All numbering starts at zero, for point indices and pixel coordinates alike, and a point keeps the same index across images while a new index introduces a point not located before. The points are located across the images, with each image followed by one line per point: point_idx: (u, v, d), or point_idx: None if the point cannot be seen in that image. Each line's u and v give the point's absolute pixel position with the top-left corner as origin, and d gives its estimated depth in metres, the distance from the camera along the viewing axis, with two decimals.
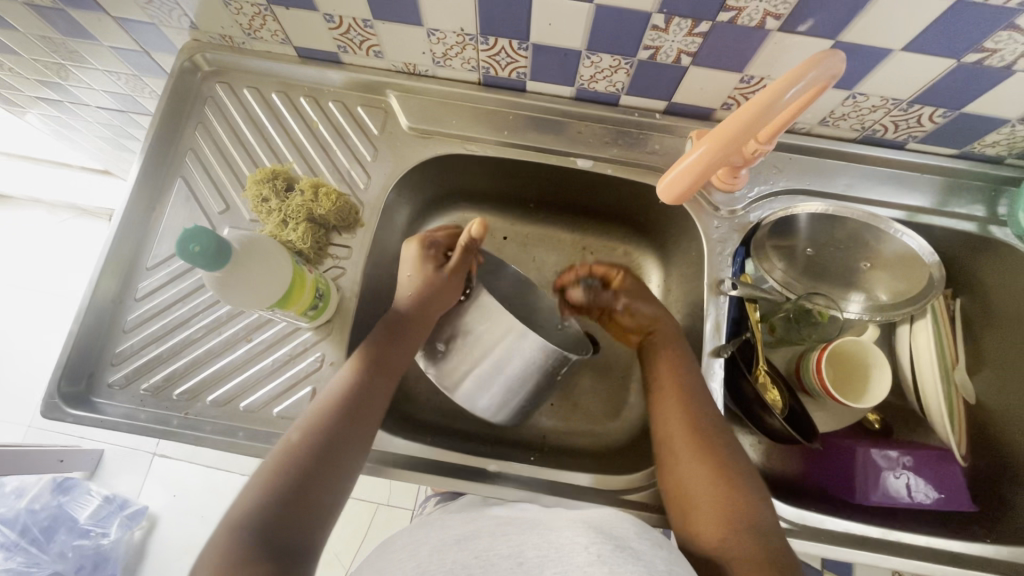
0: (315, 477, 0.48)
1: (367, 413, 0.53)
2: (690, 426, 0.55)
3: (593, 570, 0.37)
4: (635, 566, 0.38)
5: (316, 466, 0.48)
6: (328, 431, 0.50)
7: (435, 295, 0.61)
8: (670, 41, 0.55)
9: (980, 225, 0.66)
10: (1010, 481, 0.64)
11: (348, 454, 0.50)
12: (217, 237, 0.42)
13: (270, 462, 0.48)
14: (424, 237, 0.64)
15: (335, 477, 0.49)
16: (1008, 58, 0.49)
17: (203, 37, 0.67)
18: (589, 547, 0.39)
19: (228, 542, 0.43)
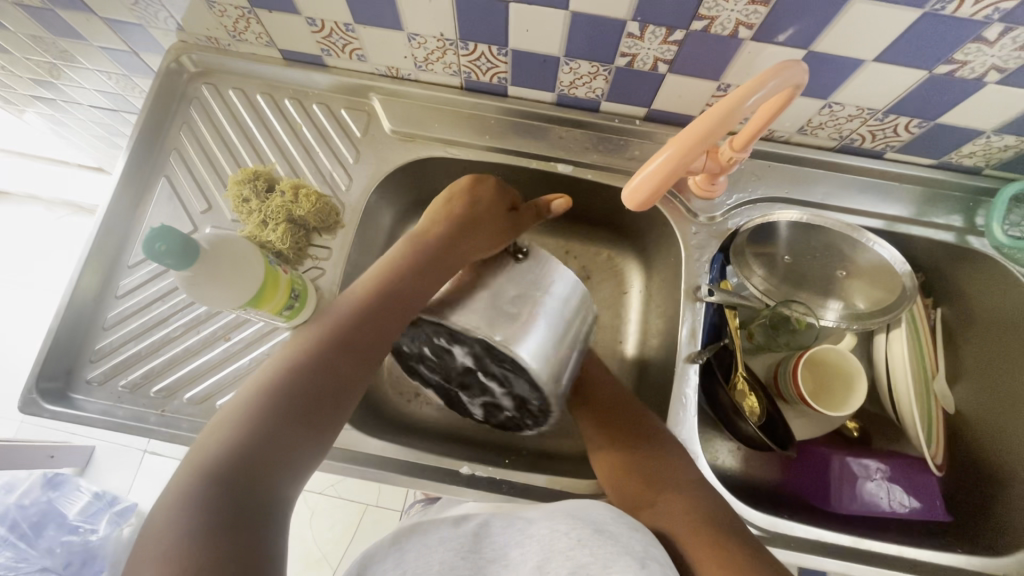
0: (275, 447, 0.44)
1: (340, 380, 0.49)
2: (633, 443, 0.57)
3: (576, 554, 0.41)
4: (615, 548, 0.42)
5: (277, 437, 0.44)
6: (316, 375, 0.47)
7: (479, 245, 0.59)
8: (646, 49, 0.55)
9: (958, 235, 0.66)
10: (987, 492, 0.64)
11: (315, 424, 0.46)
12: (184, 237, 0.41)
13: (229, 428, 0.44)
14: (503, 185, 0.63)
15: (316, 428, 0.46)
16: (979, 70, 0.50)
17: (190, 38, 0.68)
18: (569, 533, 0.44)
19: (198, 480, 0.41)
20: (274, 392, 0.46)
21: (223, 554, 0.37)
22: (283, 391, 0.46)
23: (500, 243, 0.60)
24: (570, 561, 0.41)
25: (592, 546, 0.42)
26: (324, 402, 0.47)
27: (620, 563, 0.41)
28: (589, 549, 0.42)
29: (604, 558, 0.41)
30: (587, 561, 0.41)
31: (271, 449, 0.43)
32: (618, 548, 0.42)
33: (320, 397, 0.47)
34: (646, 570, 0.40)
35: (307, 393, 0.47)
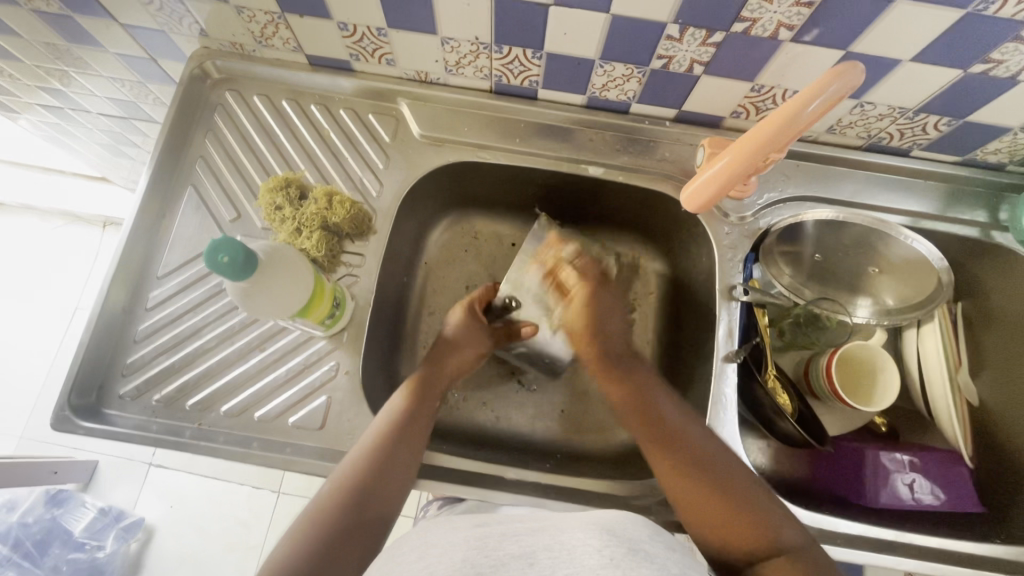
0: (369, 506, 0.52)
1: (414, 446, 0.57)
2: (711, 498, 0.52)
3: (607, 573, 0.36)
4: (646, 570, 0.37)
5: (366, 499, 0.52)
6: (401, 426, 0.57)
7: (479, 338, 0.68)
8: (683, 51, 0.55)
9: (982, 230, 0.67)
10: (1014, 481, 0.65)
11: (396, 483, 0.54)
12: (245, 248, 0.42)
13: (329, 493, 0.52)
14: (469, 299, 0.70)
15: (403, 461, 0.55)
16: (1014, 69, 0.51)
17: (213, 44, 0.67)
18: (603, 550, 0.38)
19: (327, 506, 0.51)
20: (360, 464, 0.53)
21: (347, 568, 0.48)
22: (366, 461, 0.54)
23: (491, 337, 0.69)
24: None
25: (624, 565, 0.37)
26: (403, 465, 0.55)
27: None
28: (620, 569, 0.36)
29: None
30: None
31: (365, 509, 0.51)
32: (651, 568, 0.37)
33: (396, 462, 0.55)
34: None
35: (387, 459, 0.54)
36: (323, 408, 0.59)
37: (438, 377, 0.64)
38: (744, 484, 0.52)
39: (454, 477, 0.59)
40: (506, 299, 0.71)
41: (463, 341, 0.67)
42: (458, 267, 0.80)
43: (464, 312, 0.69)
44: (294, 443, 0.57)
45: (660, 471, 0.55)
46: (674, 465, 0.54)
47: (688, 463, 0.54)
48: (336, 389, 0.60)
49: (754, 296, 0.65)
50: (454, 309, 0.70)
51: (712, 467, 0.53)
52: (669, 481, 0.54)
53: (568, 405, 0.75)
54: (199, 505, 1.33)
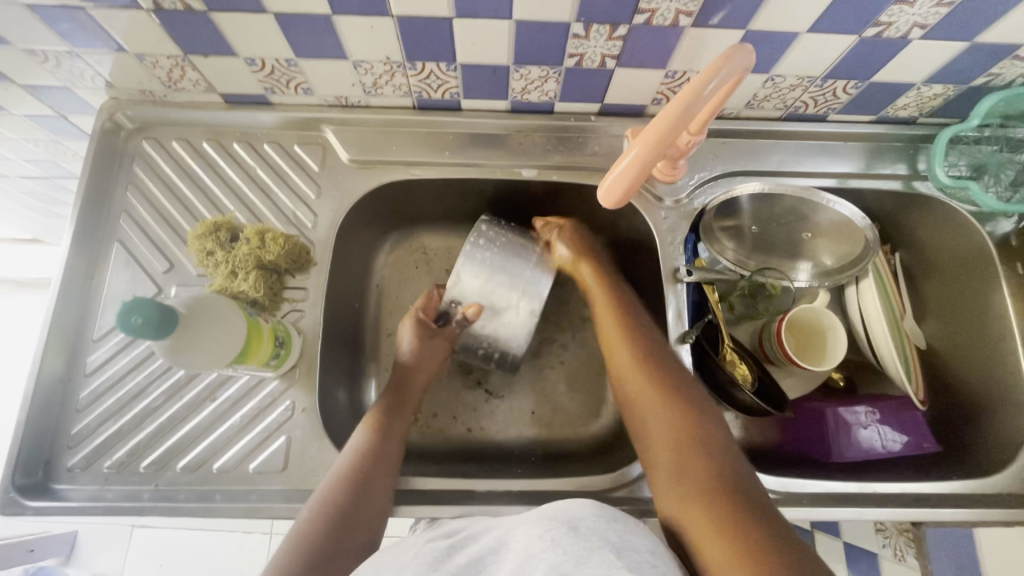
0: (351, 526, 0.51)
1: (391, 466, 0.57)
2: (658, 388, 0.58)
3: (549, 556, 0.39)
4: (589, 543, 0.40)
5: (348, 522, 0.52)
6: (375, 442, 0.58)
7: (428, 350, 0.68)
8: (592, 47, 0.56)
9: (906, 182, 0.70)
10: (966, 416, 0.68)
11: (377, 504, 0.54)
12: (160, 305, 0.41)
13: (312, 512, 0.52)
14: (415, 312, 0.70)
15: (382, 469, 0.56)
16: (903, 28, 0.53)
17: (122, 94, 0.65)
18: (543, 535, 0.41)
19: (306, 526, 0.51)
20: (339, 487, 0.53)
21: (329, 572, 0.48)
22: (346, 481, 0.54)
23: (446, 339, 0.69)
24: (543, 563, 0.38)
25: (565, 545, 0.39)
26: (382, 486, 0.55)
27: (595, 558, 0.38)
28: (561, 549, 0.39)
29: (579, 556, 0.38)
30: (561, 560, 0.38)
31: (349, 532, 0.51)
32: (596, 543, 0.40)
33: (371, 478, 0.55)
34: (625, 560, 0.39)
35: (365, 482, 0.54)
36: (283, 450, 0.58)
37: (404, 399, 0.65)
38: (704, 437, 0.54)
39: (427, 498, 0.59)
40: (449, 300, 0.68)
41: (421, 358, 0.68)
42: (410, 284, 0.79)
43: (414, 325, 0.69)
44: (257, 490, 0.56)
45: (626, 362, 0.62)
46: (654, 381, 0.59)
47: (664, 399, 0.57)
48: (295, 428, 0.59)
49: (699, 275, 0.67)
50: (404, 326, 0.69)
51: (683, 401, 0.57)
52: (625, 371, 0.61)
53: (538, 406, 0.76)
54: (189, 559, 1.29)
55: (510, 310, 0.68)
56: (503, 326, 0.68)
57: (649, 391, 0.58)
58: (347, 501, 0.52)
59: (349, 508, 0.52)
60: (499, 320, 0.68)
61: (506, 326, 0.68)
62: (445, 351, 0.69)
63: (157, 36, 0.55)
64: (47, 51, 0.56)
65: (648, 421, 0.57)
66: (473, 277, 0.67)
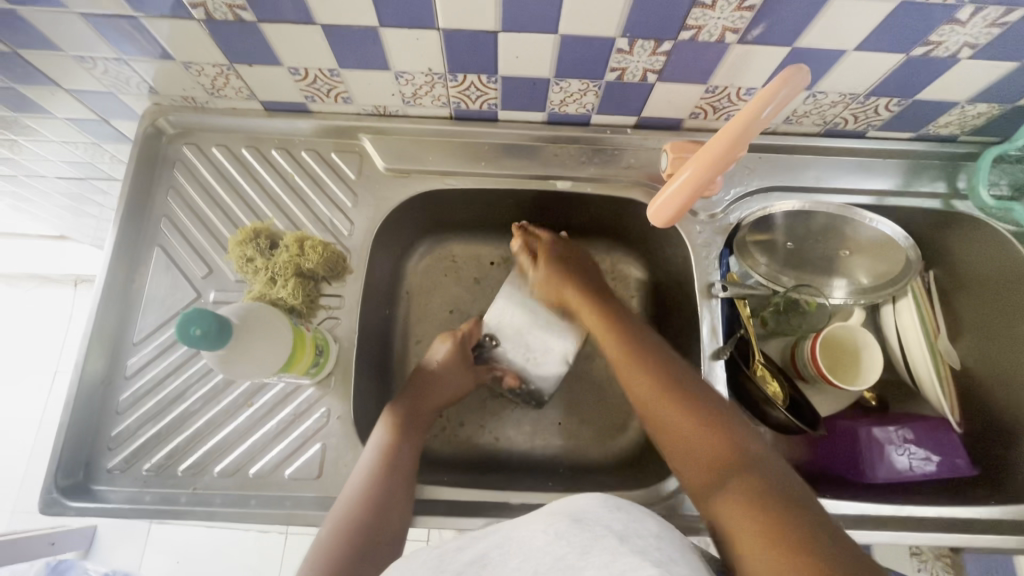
0: (372, 538, 0.51)
1: (409, 474, 0.57)
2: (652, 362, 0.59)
3: (554, 549, 0.39)
4: (593, 534, 0.40)
5: (369, 539, 0.51)
6: (394, 450, 0.58)
7: (456, 377, 0.68)
8: (635, 62, 0.56)
9: (944, 201, 0.69)
10: (1003, 441, 0.67)
11: (398, 521, 0.54)
12: (217, 316, 0.41)
13: (333, 524, 0.52)
14: (456, 333, 0.70)
15: (399, 478, 0.56)
16: (953, 48, 0.52)
17: (165, 100, 0.66)
18: (546, 529, 0.41)
19: (329, 537, 0.51)
20: (360, 496, 0.53)
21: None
22: (365, 490, 0.53)
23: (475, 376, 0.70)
24: (547, 557, 0.38)
25: (568, 536, 0.39)
26: (400, 499, 0.55)
27: (598, 548, 0.38)
28: (566, 541, 0.39)
29: (583, 544, 0.38)
30: (564, 553, 0.38)
31: (370, 550, 0.51)
32: (598, 532, 0.40)
33: (390, 487, 0.55)
34: (629, 546, 0.39)
35: (384, 494, 0.54)
36: (318, 457, 0.58)
37: (423, 410, 0.64)
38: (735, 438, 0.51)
39: (460, 507, 0.58)
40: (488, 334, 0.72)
41: (450, 377, 0.68)
42: (439, 293, 0.79)
43: (453, 347, 0.69)
44: (292, 496, 0.56)
45: (642, 392, 0.57)
46: (656, 382, 0.57)
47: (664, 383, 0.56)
48: (330, 435, 0.59)
49: (733, 291, 0.67)
50: (441, 344, 0.70)
51: (721, 424, 0.52)
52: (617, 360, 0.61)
53: (565, 418, 0.75)
54: (204, 558, 1.30)
55: (544, 350, 0.71)
56: (534, 364, 0.71)
57: (649, 409, 0.56)
58: (363, 518, 0.52)
59: (367, 527, 0.52)
60: (531, 358, 0.71)
61: (539, 366, 0.71)
62: (469, 386, 0.70)
63: (205, 45, 0.55)
64: (96, 59, 0.57)
65: (650, 413, 0.56)
66: (512, 313, 0.72)
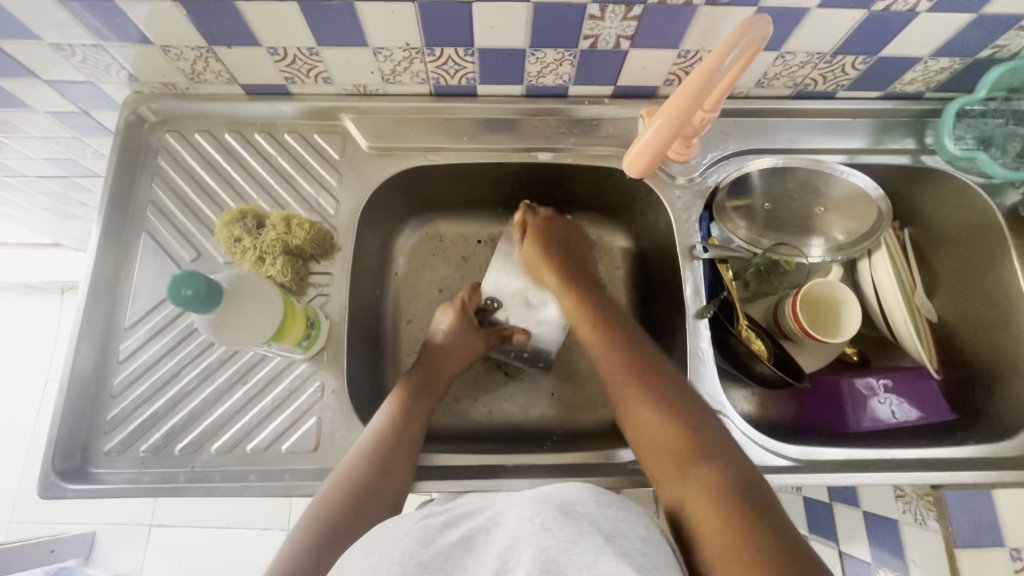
0: (369, 498, 0.52)
1: (413, 442, 0.58)
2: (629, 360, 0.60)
3: (537, 539, 0.38)
4: (578, 529, 0.39)
5: (365, 499, 0.52)
6: (399, 418, 0.59)
7: (462, 342, 0.69)
8: (607, 28, 0.57)
9: (914, 156, 0.71)
10: (979, 384, 0.69)
11: (395, 485, 0.54)
12: (206, 279, 0.42)
13: (333, 484, 0.53)
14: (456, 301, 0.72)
15: (403, 446, 0.57)
16: (911, 1, 0.54)
17: (145, 88, 0.66)
18: (534, 518, 0.40)
19: (327, 495, 0.52)
20: (362, 458, 0.54)
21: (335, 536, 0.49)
22: (367, 452, 0.55)
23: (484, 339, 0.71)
24: (531, 547, 0.37)
25: (554, 530, 0.38)
26: (400, 463, 0.56)
27: (582, 545, 0.37)
28: (550, 533, 0.38)
29: (567, 540, 0.37)
30: (549, 544, 0.37)
31: (369, 509, 0.52)
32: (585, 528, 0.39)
33: (393, 452, 0.56)
34: (613, 547, 0.38)
35: (387, 458, 0.55)
36: (314, 430, 0.59)
37: (431, 379, 0.65)
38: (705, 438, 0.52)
39: (457, 472, 0.59)
40: (490, 298, 0.75)
41: (456, 343, 0.69)
42: (428, 272, 0.80)
43: (454, 315, 0.71)
44: (291, 469, 0.57)
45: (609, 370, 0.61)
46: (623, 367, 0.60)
47: (637, 367, 0.59)
48: (325, 409, 0.60)
49: (714, 252, 0.69)
50: (442, 314, 0.72)
51: (706, 445, 0.51)
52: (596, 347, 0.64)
53: (558, 387, 0.77)
54: (207, 557, 1.30)
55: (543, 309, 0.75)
56: (537, 324, 0.75)
57: (633, 398, 0.58)
58: (362, 479, 0.53)
59: (364, 488, 0.52)
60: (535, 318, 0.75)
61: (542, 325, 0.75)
62: (478, 349, 0.71)
63: (183, 27, 0.56)
64: (74, 46, 0.58)
65: (630, 401, 0.58)
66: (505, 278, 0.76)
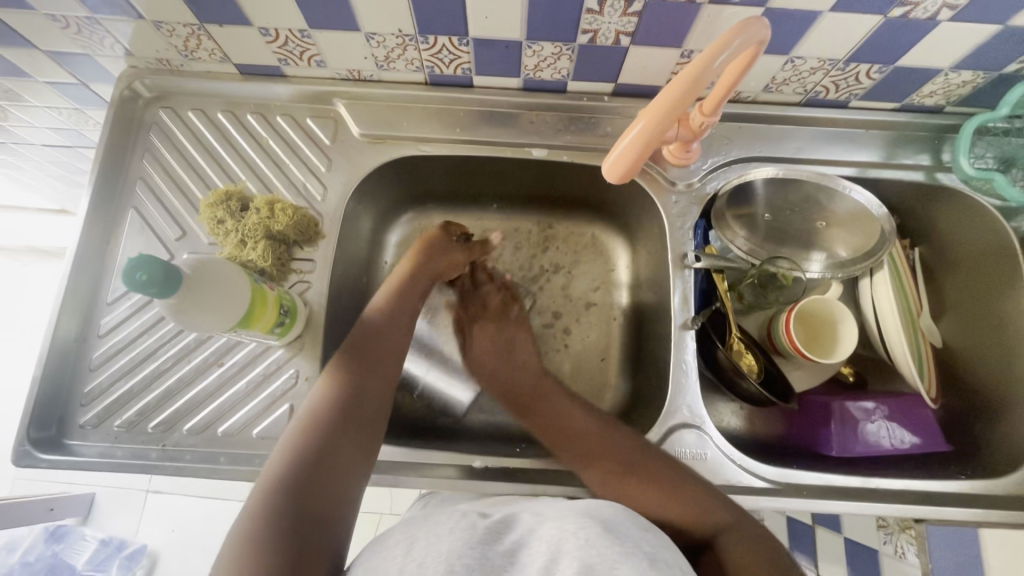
0: (323, 490, 0.46)
1: (372, 425, 0.53)
2: (576, 407, 0.62)
3: (580, 552, 0.37)
4: (623, 547, 0.38)
5: (321, 489, 0.46)
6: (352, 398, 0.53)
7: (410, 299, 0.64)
8: (607, 23, 0.55)
9: (928, 173, 0.68)
10: (979, 417, 0.66)
11: (355, 476, 0.49)
12: (163, 263, 0.42)
13: (278, 474, 0.46)
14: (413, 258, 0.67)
15: (365, 435, 0.52)
16: (932, 9, 0.51)
17: (140, 63, 0.66)
18: (556, 534, 0.39)
19: (273, 488, 0.45)
20: (312, 441, 0.48)
21: (288, 531, 0.43)
22: (319, 435, 0.49)
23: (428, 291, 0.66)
24: (575, 559, 0.37)
25: (599, 545, 0.38)
26: (359, 447, 0.51)
27: (627, 562, 0.37)
28: (591, 547, 0.38)
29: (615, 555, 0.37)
30: (593, 558, 0.37)
31: (322, 502, 0.46)
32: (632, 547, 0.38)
33: (356, 436, 0.51)
34: (650, 565, 0.38)
35: (337, 444, 0.49)
36: (285, 417, 0.59)
37: (376, 345, 0.58)
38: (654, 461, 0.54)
39: (425, 470, 0.59)
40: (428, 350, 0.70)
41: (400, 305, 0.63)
42: None
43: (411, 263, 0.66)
44: (259, 454, 0.57)
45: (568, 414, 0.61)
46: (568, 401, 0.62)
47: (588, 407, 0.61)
48: (298, 396, 0.60)
49: (707, 261, 0.66)
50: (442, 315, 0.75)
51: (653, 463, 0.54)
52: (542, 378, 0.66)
53: None
54: (199, 527, 1.32)
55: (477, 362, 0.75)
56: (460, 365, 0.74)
57: (575, 433, 0.59)
58: (315, 466, 0.47)
59: (318, 475, 0.47)
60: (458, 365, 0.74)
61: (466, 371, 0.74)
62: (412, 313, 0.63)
63: (173, 4, 0.55)
64: (68, 18, 0.57)
65: (583, 443, 0.58)
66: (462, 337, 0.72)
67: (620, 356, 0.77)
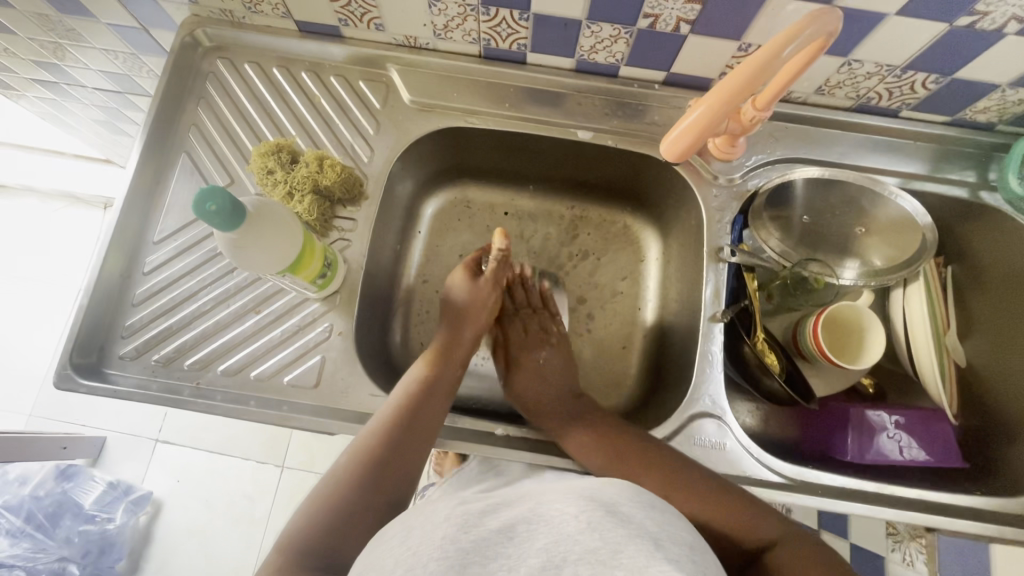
0: (388, 472, 0.53)
1: (438, 414, 0.58)
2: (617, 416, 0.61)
3: (585, 537, 0.37)
4: (626, 531, 0.38)
5: (388, 470, 0.53)
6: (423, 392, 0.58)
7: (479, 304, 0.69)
8: (670, 8, 0.55)
9: (971, 190, 0.67)
10: (998, 437, 0.66)
11: (417, 458, 0.54)
12: (232, 198, 0.44)
13: (356, 452, 0.53)
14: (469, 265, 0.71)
15: (431, 424, 0.56)
16: (1000, 20, 0.51)
17: (203, 12, 0.68)
18: (578, 516, 0.39)
19: (350, 463, 0.52)
20: (387, 427, 0.54)
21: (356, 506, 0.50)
22: (391, 424, 0.55)
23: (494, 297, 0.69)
24: (578, 546, 0.37)
25: (601, 529, 0.37)
26: (425, 434, 0.56)
27: (632, 547, 0.36)
28: (597, 532, 0.37)
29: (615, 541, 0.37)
30: (597, 545, 0.36)
31: (387, 486, 0.52)
32: (634, 531, 0.38)
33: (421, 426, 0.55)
34: (657, 549, 0.37)
35: (405, 439, 0.54)
36: (316, 368, 0.60)
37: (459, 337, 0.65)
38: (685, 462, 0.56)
39: (447, 432, 0.60)
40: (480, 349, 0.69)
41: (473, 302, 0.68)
42: (452, 236, 0.81)
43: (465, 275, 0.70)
44: (289, 401, 0.59)
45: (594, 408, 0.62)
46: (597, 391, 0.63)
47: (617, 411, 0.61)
48: (330, 349, 0.61)
49: (743, 257, 0.66)
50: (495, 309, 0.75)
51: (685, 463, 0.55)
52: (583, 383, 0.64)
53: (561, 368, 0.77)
54: (204, 480, 1.35)
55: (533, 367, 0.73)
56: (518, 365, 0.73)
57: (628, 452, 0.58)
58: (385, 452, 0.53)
59: (383, 460, 0.53)
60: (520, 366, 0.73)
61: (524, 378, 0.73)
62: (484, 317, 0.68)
63: None
64: None
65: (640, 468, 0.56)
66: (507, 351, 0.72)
67: (642, 345, 0.78)
